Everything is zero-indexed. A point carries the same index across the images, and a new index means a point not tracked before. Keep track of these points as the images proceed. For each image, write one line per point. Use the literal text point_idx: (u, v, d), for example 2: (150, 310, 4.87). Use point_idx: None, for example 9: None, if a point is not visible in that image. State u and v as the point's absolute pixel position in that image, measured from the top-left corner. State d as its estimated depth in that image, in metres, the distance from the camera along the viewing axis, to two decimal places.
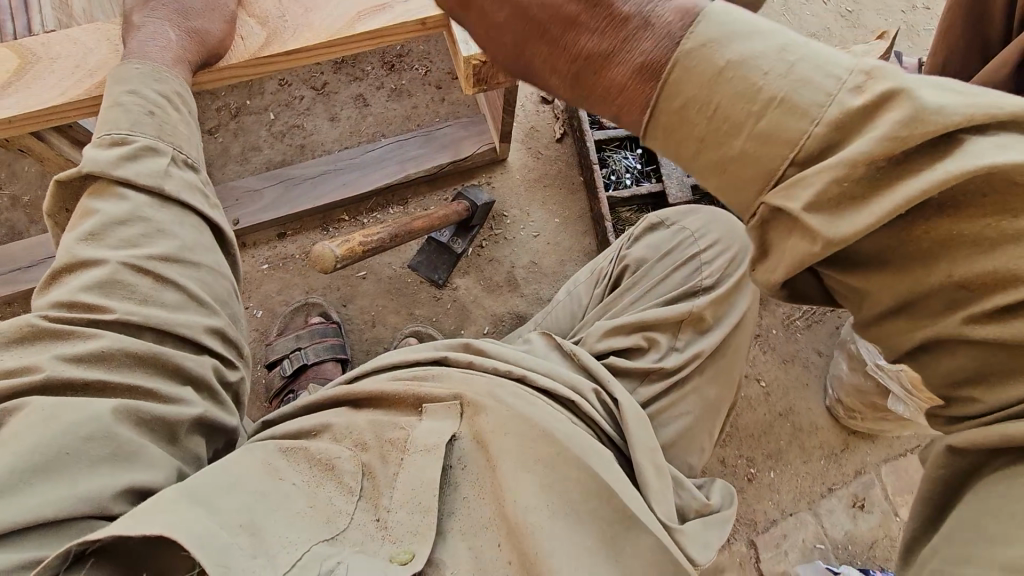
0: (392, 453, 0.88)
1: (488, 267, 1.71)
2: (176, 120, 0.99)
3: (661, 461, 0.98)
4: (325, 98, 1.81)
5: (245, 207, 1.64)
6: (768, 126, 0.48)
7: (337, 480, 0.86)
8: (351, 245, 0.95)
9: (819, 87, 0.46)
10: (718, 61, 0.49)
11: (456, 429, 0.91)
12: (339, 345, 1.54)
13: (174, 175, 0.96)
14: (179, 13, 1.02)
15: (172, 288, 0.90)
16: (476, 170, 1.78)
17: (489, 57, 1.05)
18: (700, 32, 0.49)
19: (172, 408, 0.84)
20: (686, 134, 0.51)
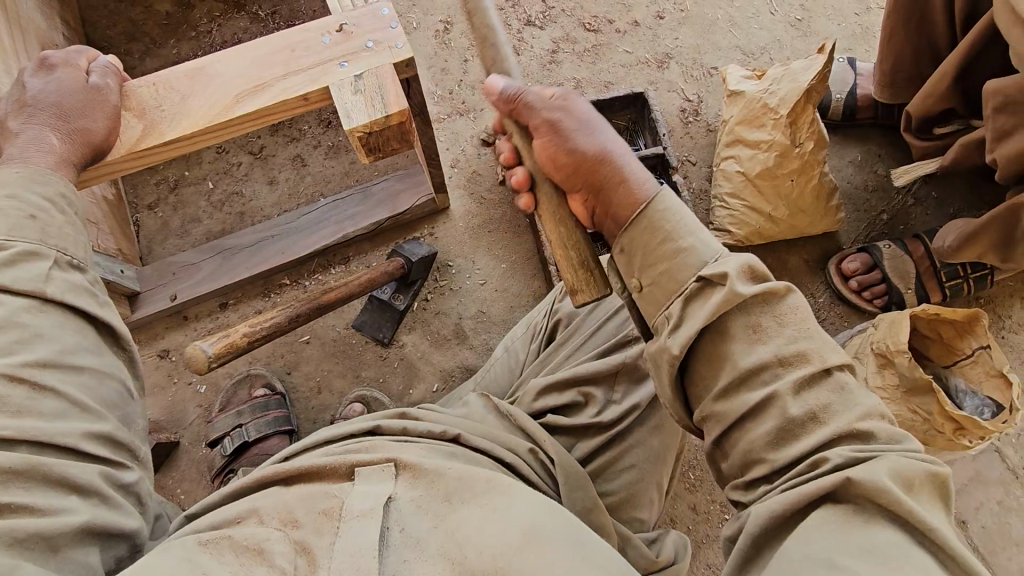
0: (325, 523, 0.78)
1: (435, 320, 1.66)
2: (62, 222, 0.97)
3: (603, 519, 1.03)
4: (262, 162, 1.79)
5: (182, 281, 1.61)
6: (667, 270, 0.76)
7: (268, 563, 0.73)
8: (230, 340, 0.90)
9: (700, 254, 0.75)
10: (657, 221, 0.78)
11: (392, 490, 0.82)
12: (282, 418, 1.49)
13: (57, 277, 0.93)
14: (58, 114, 1.00)
15: (52, 398, 0.87)
16: (420, 222, 1.74)
17: (373, 127, 1.01)
18: (649, 208, 0.78)
19: (53, 520, 0.79)
20: (635, 258, 0.79)
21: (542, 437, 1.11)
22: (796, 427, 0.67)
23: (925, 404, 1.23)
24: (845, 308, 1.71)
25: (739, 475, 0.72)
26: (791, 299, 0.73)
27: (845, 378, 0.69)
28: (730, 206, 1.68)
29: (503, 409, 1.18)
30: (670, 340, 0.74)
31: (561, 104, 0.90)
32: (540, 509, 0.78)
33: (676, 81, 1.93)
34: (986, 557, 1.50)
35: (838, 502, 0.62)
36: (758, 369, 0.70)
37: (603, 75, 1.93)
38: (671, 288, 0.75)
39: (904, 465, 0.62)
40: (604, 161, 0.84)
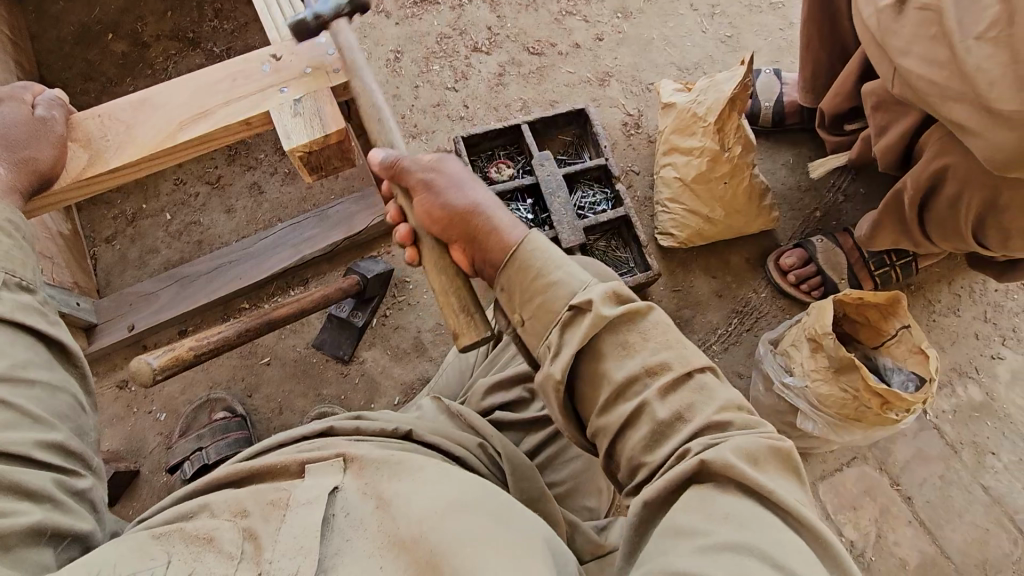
0: (273, 511, 0.78)
1: (394, 335, 1.70)
2: (11, 246, 0.99)
3: (549, 509, 1.08)
4: (220, 190, 1.84)
5: (139, 310, 1.63)
6: (543, 302, 0.82)
7: (216, 549, 0.75)
8: (177, 353, 0.93)
9: (575, 281, 0.82)
10: (534, 257, 0.84)
11: (340, 480, 0.84)
12: (242, 438, 1.50)
13: (6, 297, 0.96)
14: (4, 146, 1.02)
15: (3, 408, 0.88)
16: (376, 241, 1.79)
17: (312, 147, 1.07)
18: (524, 246, 0.85)
19: (7, 519, 0.79)
20: (520, 293, 0.84)
21: (491, 433, 1.15)
22: (664, 430, 0.75)
23: (852, 380, 1.30)
24: (786, 302, 1.80)
25: (629, 481, 0.79)
26: (653, 316, 0.81)
27: (706, 378, 0.78)
28: (671, 210, 1.77)
29: (455, 410, 1.22)
30: (551, 366, 0.79)
31: (435, 164, 0.99)
32: (475, 490, 0.82)
33: (617, 97, 2.05)
34: (932, 531, 1.57)
35: (701, 483, 0.69)
36: (631, 381, 0.77)
37: (548, 94, 2.04)
38: (553, 313, 0.81)
39: (746, 443, 0.70)
40: (476, 213, 0.92)
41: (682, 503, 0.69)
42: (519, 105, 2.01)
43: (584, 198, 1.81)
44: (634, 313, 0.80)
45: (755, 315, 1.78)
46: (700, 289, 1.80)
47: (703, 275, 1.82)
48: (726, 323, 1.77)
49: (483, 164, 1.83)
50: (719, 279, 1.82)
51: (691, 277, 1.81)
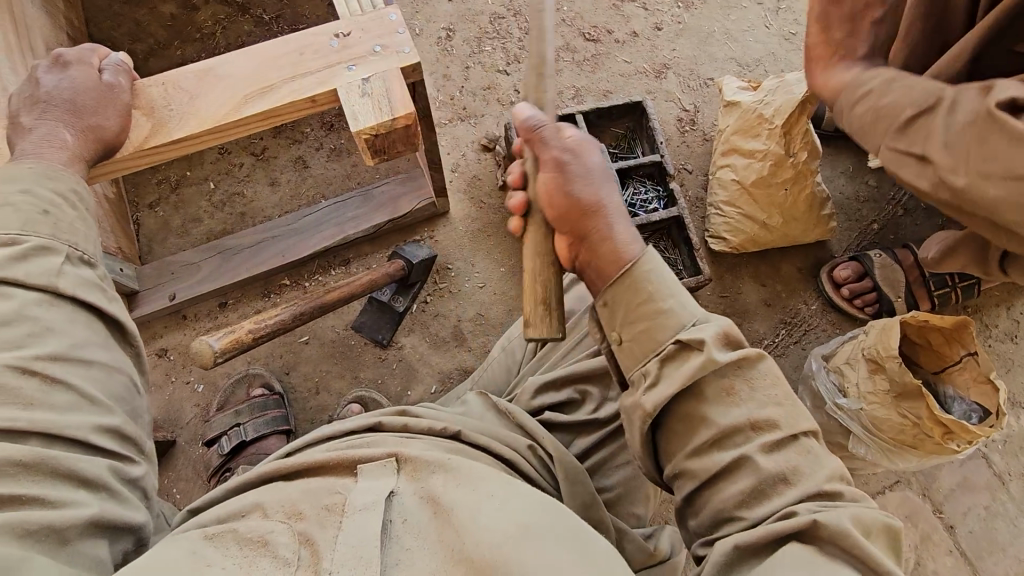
0: (328, 518, 0.79)
1: (434, 322, 1.67)
2: (73, 219, 0.97)
3: (601, 514, 1.06)
4: (264, 163, 1.81)
5: (181, 281, 1.62)
6: (647, 329, 0.77)
7: (271, 554, 0.75)
8: (236, 335, 0.91)
9: (689, 314, 0.77)
10: (647, 275, 0.80)
11: (394, 485, 0.83)
12: (280, 417, 1.50)
13: (68, 273, 0.93)
14: (72, 111, 1.00)
15: (63, 390, 0.87)
16: (420, 225, 1.76)
17: (379, 129, 1.03)
18: (636, 266, 0.80)
19: (63, 513, 0.80)
20: (630, 313, 0.79)
21: (542, 436, 1.13)
22: (765, 485, 0.71)
23: (915, 408, 1.26)
24: (837, 316, 1.74)
25: (705, 532, 0.76)
26: (763, 365, 0.76)
27: (812, 443, 0.73)
28: (725, 214, 1.71)
29: (504, 409, 1.21)
30: (643, 397, 0.76)
31: (575, 146, 0.91)
32: (536, 506, 0.80)
33: (674, 91, 1.97)
34: (973, 562, 1.53)
35: (801, 542, 0.66)
36: (731, 431, 0.73)
37: (602, 84, 1.97)
38: (655, 343, 0.77)
39: (862, 514, 0.68)
40: (600, 212, 0.87)
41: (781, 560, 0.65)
42: (571, 93, 1.95)
43: (636, 194, 1.75)
44: (747, 359, 0.75)
45: (804, 328, 1.73)
46: (748, 297, 1.76)
47: (752, 283, 1.76)
48: (773, 333, 1.73)
49: None
50: (769, 288, 1.76)
51: (740, 284, 1.76)
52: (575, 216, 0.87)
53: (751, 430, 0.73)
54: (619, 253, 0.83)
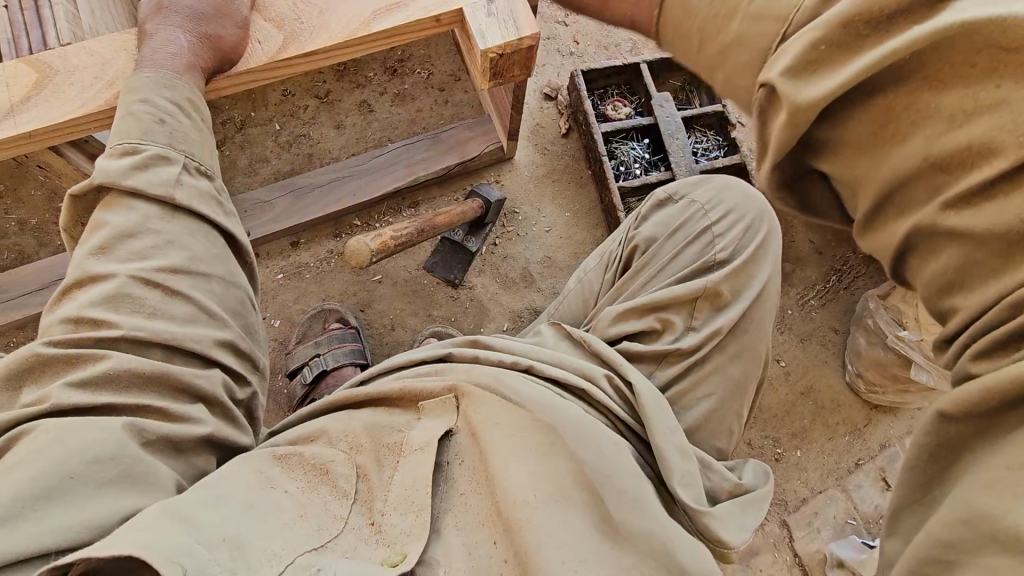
0: (386, 457, 0.90)
1: (503, 264, 1.71)
2: (188, 127, 0.96)
3: (683, 441, 1.11)
4: (329, 106, 1.81)
5: (255, 219, 1.63)
6: (761, 4, 0.52)
7: (332, 484, 0.88)
8: (384, 239, 0.95)
9: None
10: None
11: (452, 424, 0.92)
12: (358, 350, 1.53)
13: (186, 183, 0.94)
14: (192, 18, 0.98)
15: (181, 304, 0.89)
16: (485, 169, 1.79)
17: (505, 49, 1.06)
18: None
19: (179, 426, 0.85)
20: (688, 31, 0.58)
21: (620, 366, 1.17)
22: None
23: None
24: None
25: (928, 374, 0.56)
26: None
27: None
28: None
29: (578, 336, 1.28)
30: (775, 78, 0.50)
31: None
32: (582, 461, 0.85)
33: None
34: None
35: None
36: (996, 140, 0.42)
37: None
38: (764, 39, 0.52)
39: None
40: None
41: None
42: (630, 45, 1.96)
43: (697, 143, 1.80)
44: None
45: (854, 274, 1.81)
46: (801, 245, 1.83)
47: (805, 232, 1.84)
48: (825, 279, 1.80)
49: (597, 101, 1.82)
50: (821, 236, 1.84)
51: (793, 232, 1.84)
52: None
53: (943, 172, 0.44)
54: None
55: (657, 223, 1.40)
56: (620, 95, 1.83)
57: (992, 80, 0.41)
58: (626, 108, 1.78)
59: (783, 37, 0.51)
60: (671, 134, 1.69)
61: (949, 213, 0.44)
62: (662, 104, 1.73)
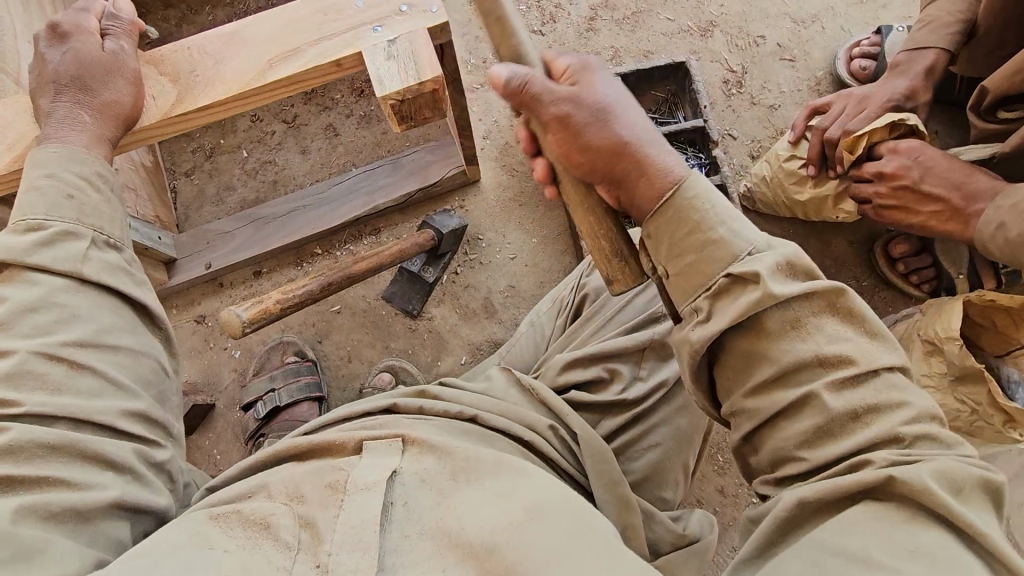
0: (330, 497, 0.77)
1: (464, 293, 1.65)
2: (99, 203, 0.93)
3: (627, 493, 1.01)
4: (295, 130, 1.79)
5: (216, 250, 1.64)
6: (684, 216, 0.71)
7: (274, 536, 0.75)
8: (264, 306, 0.91)
9: (743, 240, 0.69)
10: (687, 197, 0.71)
11: (397, 464, 0.82)
12: (314, 383, 1.51)
13: (94, 258, 0.89)
14: (83, 87, 0.95)
15: (89, 375, 0.83)
16: (449, 194, 1.72)
17: (405, 95, 0.99)
18: (679, 185, 0.72)
19: (86, 496, 0.76)
20: (665, 239, 0.72)
21: (562, 412, 1.08)
22: (839, 426, 0.65)
23: (974, 393, 1.18)
24: (889, 293, 1.65)
25: (768, 470, 0.71)
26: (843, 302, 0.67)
27: (895, 377, 0.66)
28: (760, 178, 1.61)
29: (527, 385, 1.15)
30: (694, 332, 0.70)
31: (571, 92, 0.78)
32: (549, 491, 0.76)
33: (720, 50, 1.83)
34: None
35: (871, 500, 0.61)
36: (799, 367, 0.66)
37: (643, 44, 1.83)
38: (709, 270, 0.69)
39: (947, 468, 0.60)
40: (637, 150, 0.75)
41: (832, 522, 0.61)
42: (610, 53, 1.82)
43: None
44: (821, 295, 0.67)
45: None
46: None
47: None
48: None
49: None
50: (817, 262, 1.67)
51: None
52: (607, 156, 0.75)
53: (804, 374, 0.66)
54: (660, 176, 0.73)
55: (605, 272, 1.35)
56: None
57: (804, 322, 0.67)
58: None
59: (712, 276, 0.69)
60: None
61: (753, 397, 0.69)
62: None
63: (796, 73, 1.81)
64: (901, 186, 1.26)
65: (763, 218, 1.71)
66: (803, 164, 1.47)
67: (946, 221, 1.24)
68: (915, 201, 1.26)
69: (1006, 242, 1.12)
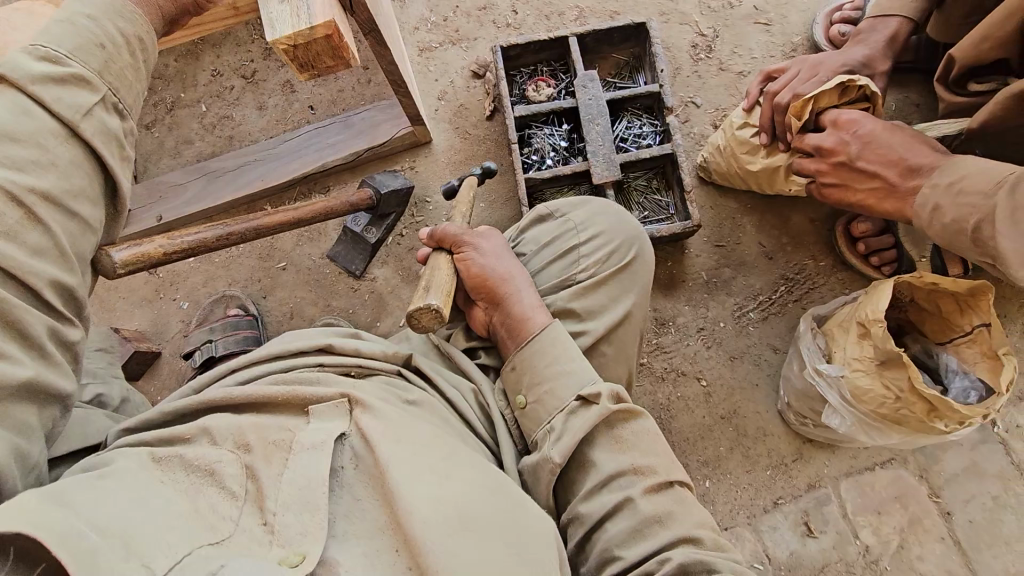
0: (274, 453, 0.74)
1: (408, 256, 1.65)
2: (127, 65, 0.84)
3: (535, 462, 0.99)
4: (253, 86, 1.79)
5: (166, 201, 1.66)
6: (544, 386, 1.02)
7: (218, 484, 0.71)
8: (142, 251, 0.92)
9: (582, 383, 1.01)
10: (547, 360, 1.03)
11: (345, 427, 0.78)
12: (251, 337, 1.52)
13: (97, 115, 0.79)
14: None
15: (41, 232, 0.72)
16: (400, 155, 1.70)
17: (297, 40, 0.96)
18: (541, 326, 1.07)
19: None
20: (524, 378, 1.05)
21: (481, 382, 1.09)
22: None
23: (898, 378, 1.11)
24: (850, 275, 1.56)
25: None
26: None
27: None
28: (715, 147, 1.54)
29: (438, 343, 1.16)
30: (550, 450, 0.95)
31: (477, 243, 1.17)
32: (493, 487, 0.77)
33: (691, 12, 1.74)
34: (967, 552, 1.40)
35: None
36: None
37: (610, 4, 1.75)
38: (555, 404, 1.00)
39: None
40: (506, 282, 1.12)
41: None
42: (575, 14, 1.75)
43: (629, 129, 1.61)
44: None
45: (808, 285, 1.57)
46: (748, 248, 1.60)
47: (755, 231, 1.60)
48: (770, 289, 1.57)
49: (522, 80, 1.65)
50: (773, 239, 1.60)
51: (740, 233, 1.60)
52: (496, 286, 1.12)
53: None
54: (527, 322, 1.08)
55: (526, 242, 1.25)
56: (549, 73, 1.66)
57: None
58: (550, 89, 1.61)
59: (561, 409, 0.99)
60: (590, 119, 1.51)
61: None
62: (586, 85, 1.53)
63: (771, 38, 1.71)
64: (840, 163, 1.18)
65: (721, 191, 1.63)
66: (756, 132, 1.40)
67: (886, 199, 1.13)
68: (852, 178, 1.17)
69: (942, 227, 1.04)
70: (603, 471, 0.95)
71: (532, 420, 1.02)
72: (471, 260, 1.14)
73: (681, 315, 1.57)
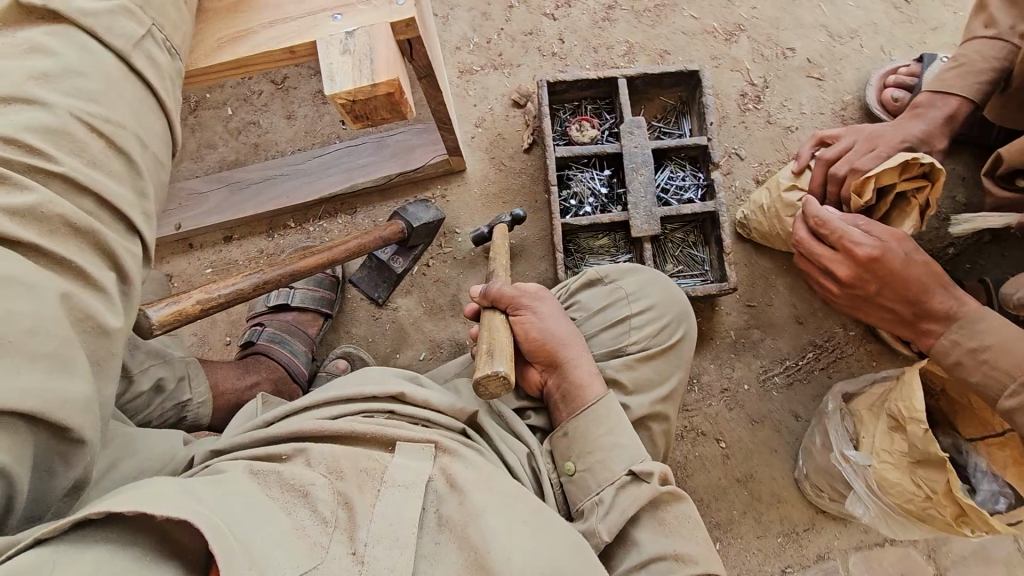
0: (366, 482, 0.79)
1: (433, 287, 1.61)
2: None
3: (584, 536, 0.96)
4: (283, 93, 1.72)
5: (187, 210, 1.60)
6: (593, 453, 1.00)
7: (311, 507, 0.75)
8: (181, 308, 0.89)
9: (634, 453, 1.00)
10: (606, 428, 1.02)
11: (431, 472, 0.84)
12: (327, 300, 1.54)
13: None
14: None
15: None
16: (432, 180, 1.64)
17: (357, 95, 0.90)
18: (598, 398, 1.05)
19: None
20: (576, 445, 1.02)
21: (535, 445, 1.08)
22: None
23: (931, 480, 1.09)
24: (879, 346, 1.55)
25: None
26: None
27: None
28: (757, 205, 1.51)
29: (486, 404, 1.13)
30: (601, 525, 0.94)
31: (533, 307, 1.14)
32: (566, 537, 0.81)
33: (743, 59, 1.69)
34: None
35: None
36: None
37: (660, 42, 1.70)
38: (609, 474, 0.98)
39: None
40: (563, 349, 1.10)
41: None
42: (623, 49, 1.69)
43: (670, 179, 1.57)
44: None
45: (835, 353, 1.55)
46: (778, 310, 1.58)
47: (786, 293, 1.59)
48: (797, 354, 1.56)
49: (565, 117, 1.61)
50: (804, 303, 1.58)
51: (772, 294, 1.59)
52: (552, 353, 1.10)
53: None
54: (583, 390, 1.06)
55: (578, 306, 1.26)
56: (593, 111, 1.61)
57: None
58: (593, 130, 1.56)
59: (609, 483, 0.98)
60: (634, 167, 1.47)
61: None
62: (633, 131, 1.49)
63: (822, 94, 1.67)
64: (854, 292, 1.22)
65: (757, 249, 1.61)
66: (804, 195, 1.37)
67: (899, 328, 1.20)
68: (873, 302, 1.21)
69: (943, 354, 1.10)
70: (645, 551, 0.93)
71: (579, 489, 1.00)
72: (530, 324, 1.12)
73: (705, 373, 1.55)
